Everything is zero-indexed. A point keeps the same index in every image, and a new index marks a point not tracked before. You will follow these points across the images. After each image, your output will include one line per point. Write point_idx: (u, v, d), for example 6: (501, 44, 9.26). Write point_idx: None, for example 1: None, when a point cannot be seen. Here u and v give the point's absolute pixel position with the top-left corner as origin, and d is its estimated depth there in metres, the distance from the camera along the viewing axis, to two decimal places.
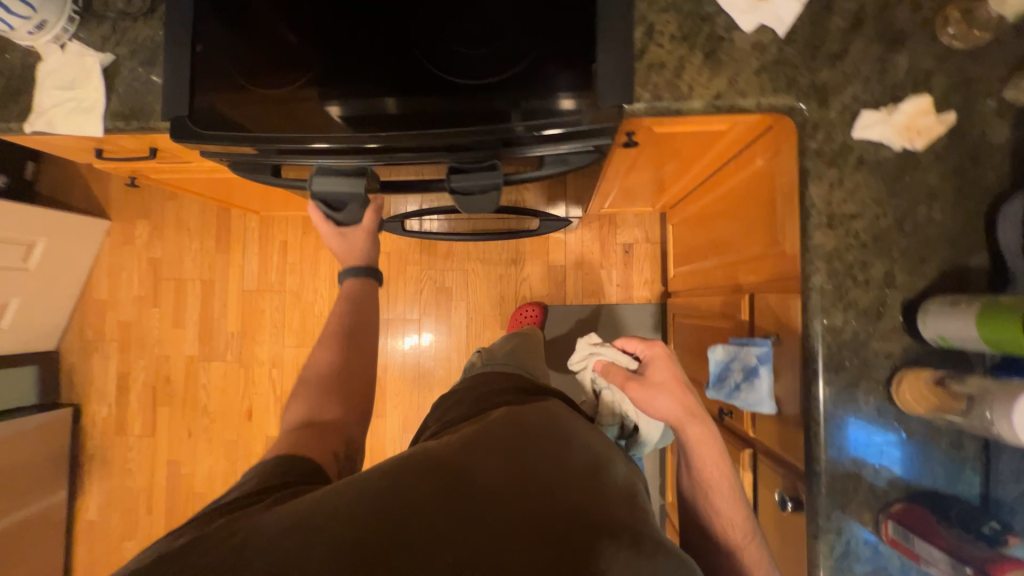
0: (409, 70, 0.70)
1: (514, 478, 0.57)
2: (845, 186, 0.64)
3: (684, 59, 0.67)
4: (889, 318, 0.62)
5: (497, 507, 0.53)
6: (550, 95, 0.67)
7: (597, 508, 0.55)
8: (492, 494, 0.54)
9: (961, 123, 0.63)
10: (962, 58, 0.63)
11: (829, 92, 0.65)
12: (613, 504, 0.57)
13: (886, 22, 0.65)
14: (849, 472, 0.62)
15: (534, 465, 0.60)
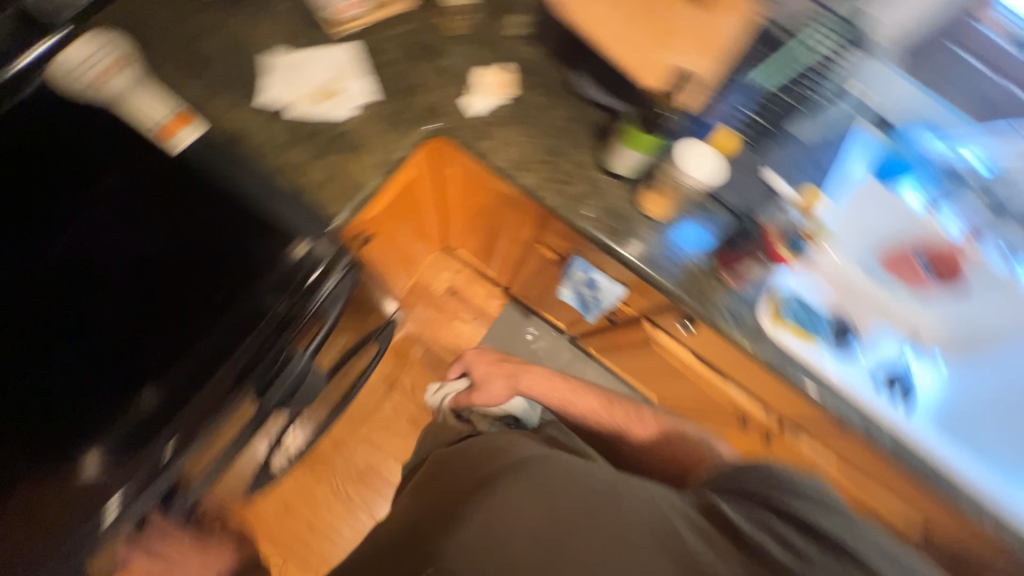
0: (149, 346, 0.64)
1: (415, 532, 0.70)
2: (503, 143, 0.83)
3: (334, 164, 0.77)
4: (603, 183, 0.83)
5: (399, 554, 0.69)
6: (272, 272, 0.68)
7: (521, 492, 0.65)
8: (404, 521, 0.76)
9: (514, 59, 0.86)
10: (476, 31, 0.87)
11: (437, 105, 0.82)
12: (505, 468, 0.70)
13: (420, 46, 0.85)
14: (682, 274, 0.81)
15: (443, 503, 0.70)
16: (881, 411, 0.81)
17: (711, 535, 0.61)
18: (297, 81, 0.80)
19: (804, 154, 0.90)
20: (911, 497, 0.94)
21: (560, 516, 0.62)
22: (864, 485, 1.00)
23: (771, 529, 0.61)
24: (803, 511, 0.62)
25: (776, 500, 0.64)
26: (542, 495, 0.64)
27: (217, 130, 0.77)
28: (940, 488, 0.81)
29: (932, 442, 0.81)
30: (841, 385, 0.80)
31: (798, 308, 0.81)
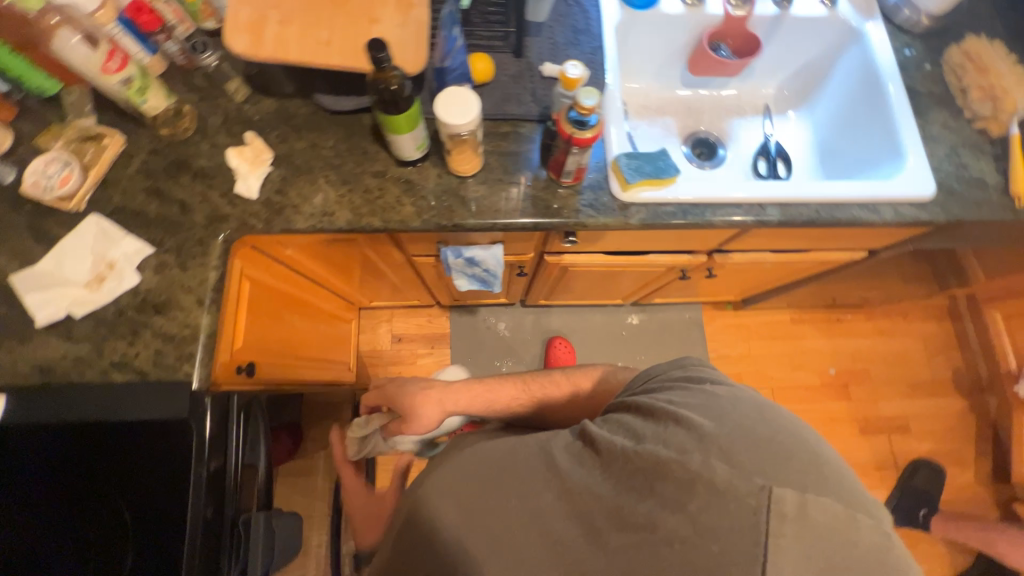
0: None
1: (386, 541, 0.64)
2: (299, 202, 0.78)
3: (155, 332, 0.70)
4: (410, 174, 0.80)
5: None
6: (175, 463, 0.64)
7: (447, 485, 0.58)
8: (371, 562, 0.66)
9: (259, 122, 0.81)
10: (206, 119, 0.81)
11: (216, 210, 0.77)
12: (457, 469, 0.60)
13: (163, 167, 0.78)
14: (531, 202, 0.81)
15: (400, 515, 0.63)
16: (761, 194, 0.82)
17: (585, 459, 0.56)
18: (57, 283, 0.70)
19: (561, 31, 0.89)
20: (840, 240, 0.98)
21: (499, 484, 0.56)
22: (802, 254, 1.06)
23: (658, 410, 0.58)
24: (673, 402, 0.58)
25: (655, 403, 0.59)
26: (469, 469, 0.59)
27: (12, 388, 0.66)
28: (852, 219, 0.84)
29: (818, 189, 0.83)
30: (714, 199, 0.81)
31: (635, 164, 0.79)
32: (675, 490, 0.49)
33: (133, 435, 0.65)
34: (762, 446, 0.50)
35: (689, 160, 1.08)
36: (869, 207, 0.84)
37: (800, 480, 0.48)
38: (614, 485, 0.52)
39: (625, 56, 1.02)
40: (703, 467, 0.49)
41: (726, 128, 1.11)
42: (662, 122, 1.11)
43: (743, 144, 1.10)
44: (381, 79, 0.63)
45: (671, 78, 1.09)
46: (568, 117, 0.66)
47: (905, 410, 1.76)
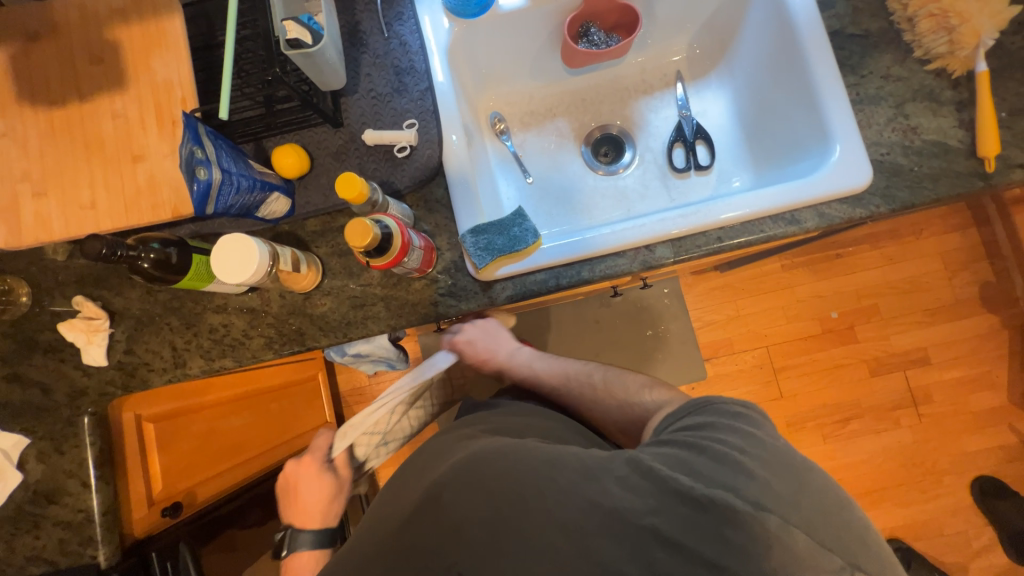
0: None
1: (386, 518, 0.58)
2: (152, 357, 0.74)
3: (55, 518, 0.73)
4: (251, 301, 0.73)
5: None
6: None
7: (486, 474, 0.55)
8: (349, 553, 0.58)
9: (89, 277, 0.75)
10: (40, 284, 0.76)
11: (75, 385, 0.74)
12: (512, 454, 0.56)
13: (15, 350, 0.76)
14: (385, 303, 0.72)
15: (416, 492, 0.58)
16: (640, 235, 0.69)
17: (636, 485, 0.51)
18: None
19: (382, 80, 0.73)
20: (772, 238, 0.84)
21: (527, 482, 0.53)
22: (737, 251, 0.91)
23: (715, 445, 0.54)
24: (746, 451, 0.53)
25: (700, 436, 0.55)
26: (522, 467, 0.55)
27: None
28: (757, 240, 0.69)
29: (710, 210, 0.69)
30: (589, 252, 0.69)
31: (483, 241, 0.67)
32: (741, 543, 0.48)
33: None
34: (833, 520, 0.50)
35: (592, 168, 0.92)
36: (781, 219, 0.69)
37: (844, 550, 0.49)
38: (671, 520, 0.49)
39: (482, 69, 0.85)
40: (774, 527, 0.49)
41: (631, 115, 0.93)
42: (553, 127, 0.94)
43: (655, 134, 0.92)
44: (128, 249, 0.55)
45: (551, 72, 0.91)
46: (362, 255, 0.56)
47: (926, 340, 1.59)
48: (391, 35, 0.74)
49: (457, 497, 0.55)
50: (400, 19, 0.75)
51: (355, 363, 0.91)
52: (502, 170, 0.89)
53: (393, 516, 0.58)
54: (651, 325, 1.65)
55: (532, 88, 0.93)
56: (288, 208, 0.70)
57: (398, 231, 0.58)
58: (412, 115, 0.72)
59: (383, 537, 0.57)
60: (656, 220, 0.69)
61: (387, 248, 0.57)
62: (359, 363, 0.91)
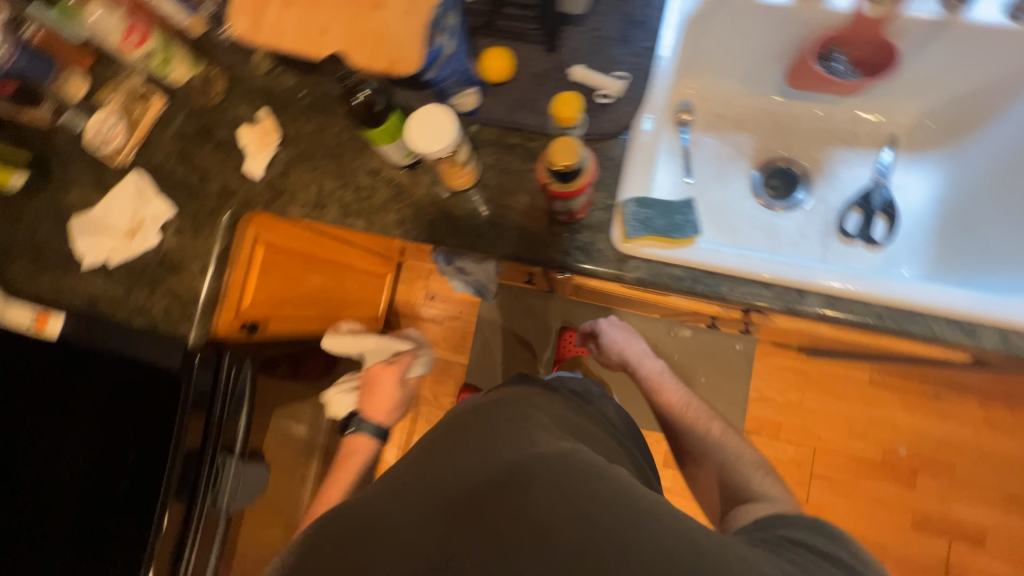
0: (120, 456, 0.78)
1: (453, 479, 0.58)
2: (299, 188, 0.79)
3: (170, 287, 0.81)
4: (403, 178, 0.76)
5: (411, 529, 0.53)
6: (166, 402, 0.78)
7: (576, 483, 0.54)
8: (404, 494, 0.58)
9: (278, 98, 0.81)
10: (235, 86, 0.83)
11: (229, 184, 0.81)
12: (601, 475, 0.57)
13: (195, 132, 0.84)
14: (519, 233, 0.73)
15: (490, 463, 0.59)
16: (799, 276, 0.65)
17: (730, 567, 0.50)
18: (104, 229, 0.82)
19: (610, 24, 0.72)
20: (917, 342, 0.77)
21: (619, 511, 0.53)
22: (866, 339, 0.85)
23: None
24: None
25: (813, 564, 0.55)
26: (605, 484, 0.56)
27: (69, 308, 0.82)
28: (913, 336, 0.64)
29: (880, 283, 0.64)
30: (739, 270, 0.66)
31: (643, 215, 0.66)
32: None
33: (138, 373, 0.79)
34: None
35: (754, 194, 0.87)
36: (950, 322, 0.63)
37: None
38: None
39: (699, 54, 0.82)
40: None
41: (820, 159, 0.87)
42: (734, 139, 0.89)
43: (837, 188, 0.86)
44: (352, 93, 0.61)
45: (761, 85, 0.86)
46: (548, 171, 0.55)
47: (987, 522, 1.44)
48: None
49: (538, 495, 0.53)
50: None
51: (452, 272, 0.91)
52: (668, 160, 0.86)
53: (460, 474, 0.58)
54: (707, 374, 1.59)
55: (732, 93, 0.89)
56: (476, 104, 0.72)
57: (591, 168, 0.57)
58: (622, 69, 0.71)
59: (448, 494, 0.56)
60: (823, 268, 0.65)
61: (577, 175, 0.55)
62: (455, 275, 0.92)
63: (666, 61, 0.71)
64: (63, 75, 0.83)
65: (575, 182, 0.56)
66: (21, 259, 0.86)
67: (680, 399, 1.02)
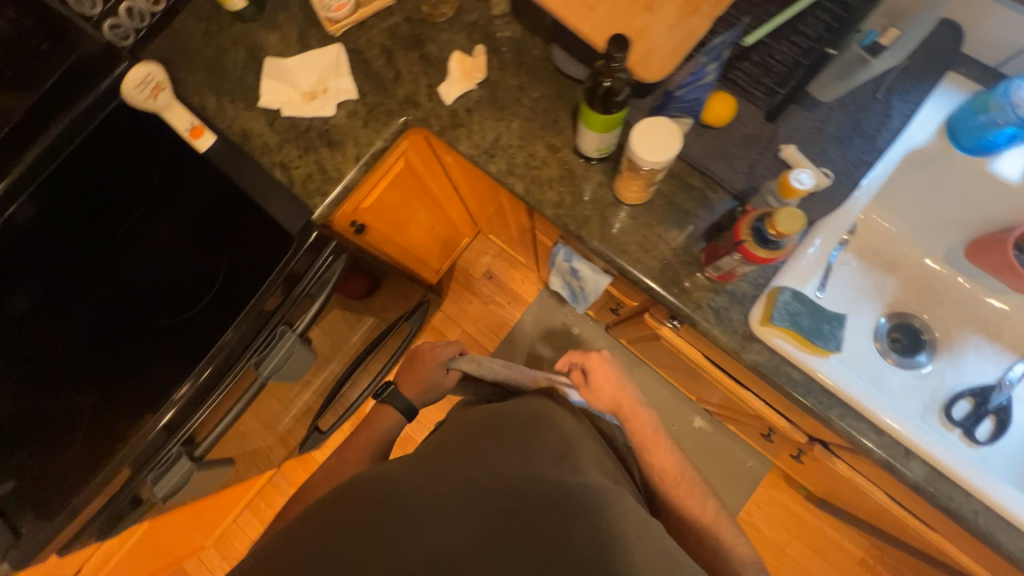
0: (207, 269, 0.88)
1: (494, 483, 0.59)
2: (476, 129, 0.81)
3: (319, 158, 0.83)
4: (577, 166, 0.77)
5: (451, 523, 0.55)
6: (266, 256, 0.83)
7: (630, 544, 0.51)
8: (450, 478, 0.61)
9: (496, 42, 0.83)
10: (461, 14, 0.86)
11: (415, 95, 0.83)
12: (653, 533, 0.54)
13: (406, 37, 0.86)
14: (662, 268, 0.72)
15: (539, 482, 0.58)
16: (915, 438, 0.63)
17: None
18: (289, 81, 0.85)
19: (836, 122, 0.72)
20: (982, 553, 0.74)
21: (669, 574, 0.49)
22: (923, 526, 0.82)
23: None
24: None
25: None
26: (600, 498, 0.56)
27: (223, 134, 0.85)
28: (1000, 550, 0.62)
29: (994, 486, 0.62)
30: (859, 403, 0.65)
31: (794, 308, 0.65)
32: None
33: (257, 218, 0.84)
34: None
35: (874, 337, 0.86)
36: None
37: None
38: None
39: (891, 187, 0.79)
40: None
41: (954, 336, 0.85)
42: (878, 278, 0.87)
43: (959, 370, 0.83)
44: (602, 73, 0.60)
45: (932, 242, 0.84)
46: (752, 224, 0.58)
47: None
48: (875, 102, 0.73)
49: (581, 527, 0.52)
50: (893, 100, 0.73)
51: (563, 265, 0.91)
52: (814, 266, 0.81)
53: (509, 480, 0.59)
54: (707, 477, 1.54)
55: (898, 235, 0.86)
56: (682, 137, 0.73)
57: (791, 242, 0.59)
58: (830, 167, 0.71)
59: (494, 493, 0.58)
60: (942, 442, 0.63)
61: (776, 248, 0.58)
62: (563, 271, 0.92)
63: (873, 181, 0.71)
64: None
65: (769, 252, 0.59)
66: (200, 72, 0.89)
67: (675, 463, 0.77)
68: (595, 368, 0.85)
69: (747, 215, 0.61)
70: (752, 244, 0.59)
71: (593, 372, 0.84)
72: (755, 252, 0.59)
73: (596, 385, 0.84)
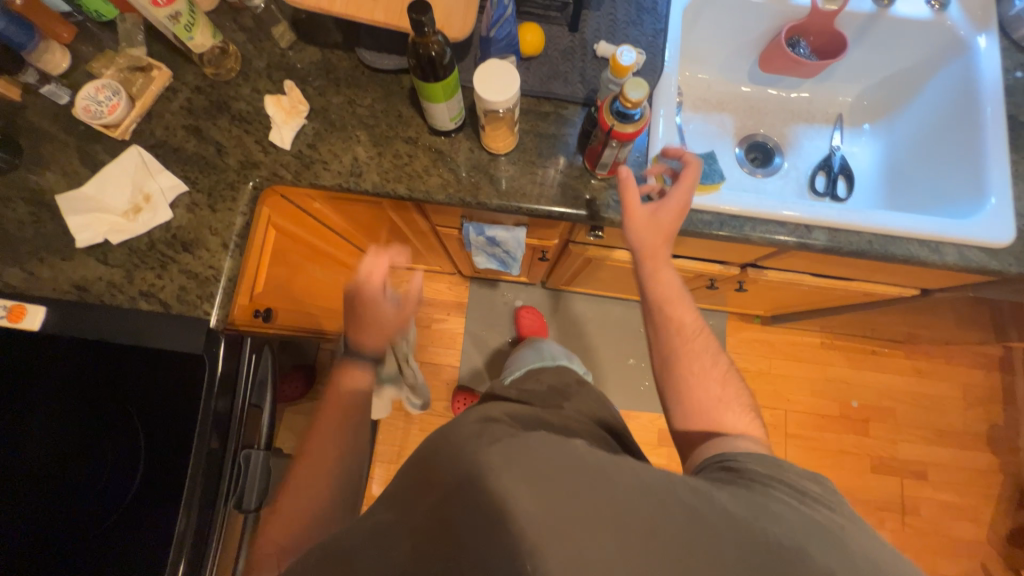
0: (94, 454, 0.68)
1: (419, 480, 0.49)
2: (330, 158, 0.78)
3: (183, 267, 0.73)
4: (442, 145, 0.78)
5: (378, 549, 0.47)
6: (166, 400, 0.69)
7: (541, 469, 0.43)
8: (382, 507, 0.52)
9: (300, 71, 0.80)
10: (251, 60, 0.81)
11: (250, 157, 0.77)
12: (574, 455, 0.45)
13: (206, 107, 0.79)
14: (562, 191, 0.77)
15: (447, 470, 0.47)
16: (810, 214, 0.76)
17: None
18: (99, 208, 0.73)
19: (623, 9, 0.82)
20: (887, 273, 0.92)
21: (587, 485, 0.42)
22: (844, 280, 0.98)
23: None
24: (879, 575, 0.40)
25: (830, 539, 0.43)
26: (472, 455, 0.46)
27: (51, 300, 0.71)
28: (901, 258, 0.77)
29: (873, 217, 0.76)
30: (759, 211, 0.75)
31: (675, 166, 0.74)
32: None
33: (138, 365, 0.69)
34: None
35: (739, 164, 0.99)
36: (922, 242, 0.77)
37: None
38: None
39: (688, 44, 0.94)
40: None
41: (787, 133, 1.02)
42: (717, 119, 1.01)
43: (804, 156, 1.01)
44: (421, 44, 0.60)
45: (736, 73, 1.01)
46: (610, 109, 0.64)
47: (928, 456, 1.67)
48: None
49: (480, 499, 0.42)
50: None
51: (479, 240, 0.92)
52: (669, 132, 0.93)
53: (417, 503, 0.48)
54: None
55: (711, 79, 1.01)
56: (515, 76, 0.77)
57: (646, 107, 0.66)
58: (638, 46, 0.80)
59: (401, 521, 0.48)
60: (826, 205, 0.77)
61: (636, 120, 0.65)
62: (482, 245, 0.93)
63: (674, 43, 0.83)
64: (45, 45, 0.76)
65: (634, 125, 0.65)
66: None
67: (693, 320, 0.74)
68: (673, 193, 0.69)
69: (605, 102, 0.67)
70: (619, 125, 0.65)
71: (669, 196, 0.69)
72: (623, 130, 0.66)
73: (648, 223, 0.70)
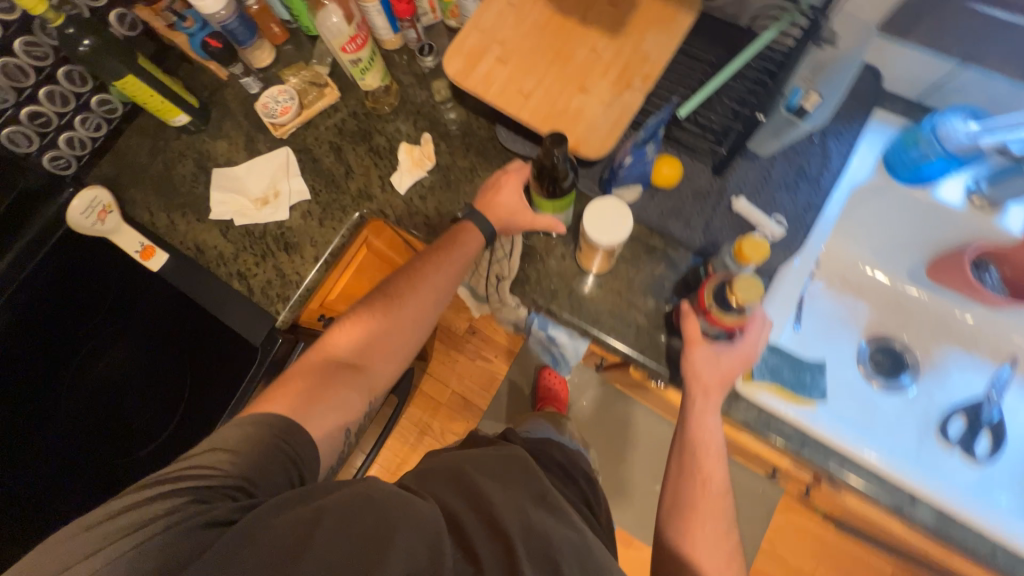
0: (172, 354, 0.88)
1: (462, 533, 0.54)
2: (433, 214, 0.81)
3: (277, 264, 0.81)
4: (538, 240, 0.77)
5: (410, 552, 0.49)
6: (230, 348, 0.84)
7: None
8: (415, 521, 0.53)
9: (443, 126, 0.85)
10: (405, 102, 0.87)
11: (368, 188, 0.83)
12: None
13: (353, 132, 0.87)
14: (636, 333, 0.71)
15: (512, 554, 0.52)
16: (918, 484, 0.63)
17: None
18: (239, 190, 0.84)
19: (780, 168, 0.74)
20: None
21: None
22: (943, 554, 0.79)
23: None
24: None
25: None
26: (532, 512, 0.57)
27: (175, 251, 0.83)
28: None
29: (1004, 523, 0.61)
30: (854, 452, 0.63)
31: (772, 362, 0.65)
32: None
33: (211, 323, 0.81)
34: None
35: (857, 362, 0.86)
36: None
37: None
38: None
39: (845, 219, 0.81)
40: None
41: (934, 352, 0.84)
42: (849, 303, 0.88)
43: (946, 387, 0.82)
44: (549, 165, 0.61)
45: (893, 263, 0.85)
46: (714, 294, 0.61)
47: None
48: (814, 146, 0.74)
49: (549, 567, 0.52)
50: (830, 140, 0.75)
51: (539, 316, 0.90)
52: None
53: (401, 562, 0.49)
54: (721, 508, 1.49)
55: (861, 258, 0.87)
56: (633, 202, 0.75)
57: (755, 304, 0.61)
58: (781, 213, 0.72)
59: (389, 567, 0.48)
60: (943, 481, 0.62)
61: (736, 315, 0.61)
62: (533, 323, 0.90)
63: (828, 221, 0.72)
64: (257, 45, 0.88)
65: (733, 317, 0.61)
66: (150, 190, 0.89)
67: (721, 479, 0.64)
68: (744, 336, 0.63)
69: (711, 280, 0.62)
70: (716, 311, 0.61)
71: (739, 340, 0.62)
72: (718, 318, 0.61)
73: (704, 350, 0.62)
